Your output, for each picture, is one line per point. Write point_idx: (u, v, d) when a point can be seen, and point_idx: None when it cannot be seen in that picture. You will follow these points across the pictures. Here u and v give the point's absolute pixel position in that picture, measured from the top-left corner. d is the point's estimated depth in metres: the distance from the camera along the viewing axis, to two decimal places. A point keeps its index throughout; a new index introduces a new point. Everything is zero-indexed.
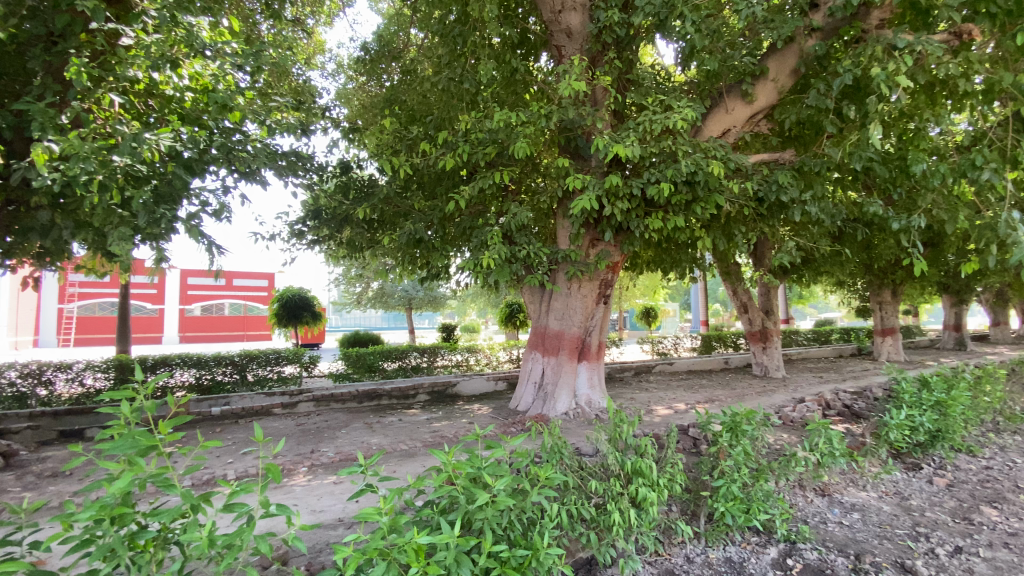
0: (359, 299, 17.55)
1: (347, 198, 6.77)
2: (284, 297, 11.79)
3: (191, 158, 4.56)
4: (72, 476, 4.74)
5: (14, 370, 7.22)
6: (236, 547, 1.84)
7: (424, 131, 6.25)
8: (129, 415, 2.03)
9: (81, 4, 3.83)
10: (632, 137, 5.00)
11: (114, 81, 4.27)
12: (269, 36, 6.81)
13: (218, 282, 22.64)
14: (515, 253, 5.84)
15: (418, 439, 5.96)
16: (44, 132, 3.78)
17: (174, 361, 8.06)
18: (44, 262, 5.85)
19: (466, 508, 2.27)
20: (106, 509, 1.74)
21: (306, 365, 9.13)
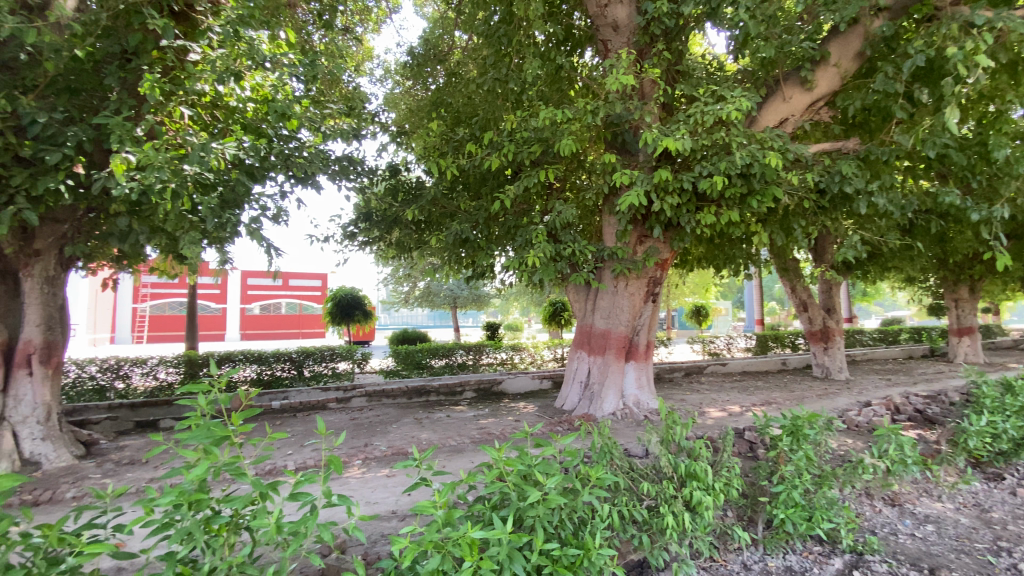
0: (406, 298, 17.98)
1: (396, 200, 6.95)
2: (336, 296, 12.24)
3: (253, 165, 4.84)
4: (148, 463, 5.11)
5: (96, 364, 7.84)
6: (301, 534, 1.93)
7: (470, 132, 6.31)
8: (204, 408, 2.15)
9: (154, 23, 4.11)
10: (682, 130, 4.86)
11: (184, 95, 4.56)
12: (322, 46, 7.08)
13: (275, 283, 23.80)
14: (560, 251, 5.80)
15: (465, 435, 6.04)
16: (122, 144, 4.07)
17: (237, 357, 8.54)
18: (121, 264, 6.33)
19: (518, 505, 2.27)
20: (184, 495, 1.86)
21: (358, 361, 9.46)
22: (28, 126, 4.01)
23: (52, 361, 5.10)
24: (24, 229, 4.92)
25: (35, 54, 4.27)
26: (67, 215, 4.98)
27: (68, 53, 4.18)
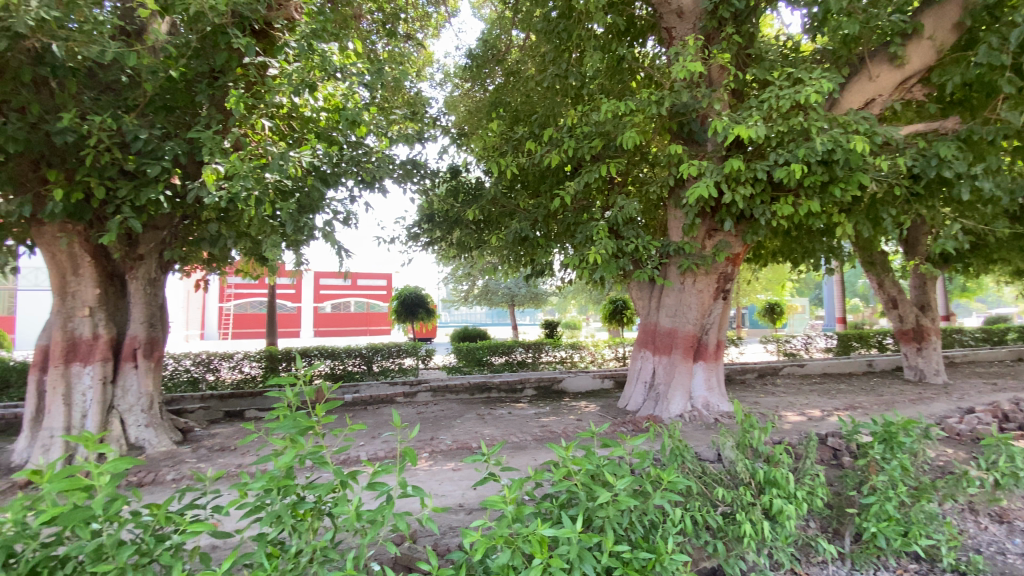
0: (466, 297, 18.31)
1: (457, 200, 7.08)
2: (401, 294, 12.68)
3: (327, 171, 5.12)
4: (237, 449, 5.52)
5: (190, 358, 8.59)
6: (378, 522, 2.01)
7: (529, 130, 6.29)
8: (291, 399, 2.29)
9: (238, 42, 4.41)
10: (755, 116, 4.60)
11: (265, 108, 4.87)
12: (385, 54, 7.33)
13: (345, 282, 25.04)
14: (623, 247, 5.66)
15: (527, 432, 6.07)
16: (212, 156, 4.42)
17: (312, 352, 9.06)
18: (211, 266, 6.88)
19: (587, 505, 2.24)
20: (274, 480, 2.00)
21: (422, 358, 9.77)
22: (132, 142, 4.43)
23: (154, 355, 5.63)
24: (130, 235, 5.48)
25: (135, 76, 4.70)
26: (165, 223, 5.52)
27: (165, 75, 4.58)
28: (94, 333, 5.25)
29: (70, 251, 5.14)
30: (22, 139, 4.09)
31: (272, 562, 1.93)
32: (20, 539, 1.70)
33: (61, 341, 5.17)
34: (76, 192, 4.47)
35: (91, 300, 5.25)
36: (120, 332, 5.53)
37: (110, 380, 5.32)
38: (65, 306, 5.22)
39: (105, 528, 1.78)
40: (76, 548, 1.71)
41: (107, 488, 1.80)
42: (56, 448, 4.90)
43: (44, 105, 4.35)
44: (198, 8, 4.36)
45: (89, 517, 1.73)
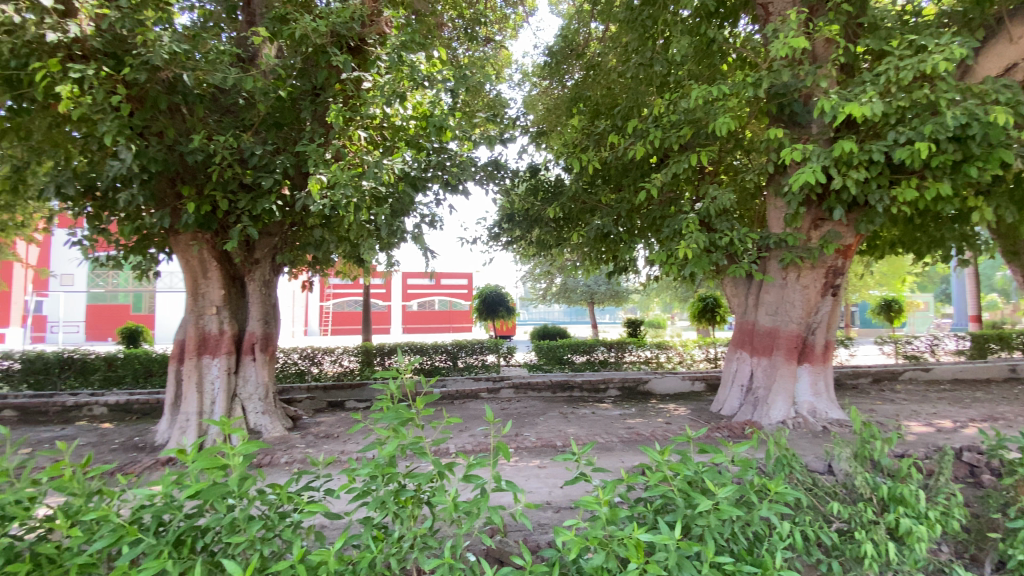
0: (545, 296, 18.31)
1: (537, 199, 7.09)
2: (482, 293, 12.98)
3: (416, 175, 5.32)
4: (339, 437, 5.97)
5: (297, 352, 9.40)
6: (474, 514, 2.07)
7: (611, 123, 6.14)
8: (393, 392, 2.42)
9: (337, 59, 4.82)
10: (870, 92, 4.15)
11: (360, 119, 5.20)
12: (466, 59, 7.51)
13: (429, 282, 26.09)
14: (715, 241, 5.35)
15: (613, 433, 5.95)
16: (317, 167, 4.80)
17: (402, 348, 9.55)
18: (314, 268, 7.48)
19: (685, 512, 2.14)
20: (379, 467, 2.13)
21: (504, 355, 9.93)
22: (249, 158, 4.92)
23: (269, 349, 6.22)
24: (248, 242, 6.09)
25: (250, 98, 5.20)
26: (277, 230, 6.09)
27: (274, 94, 5.04)
28: (221, 329, 5.91)
29: (200, 256, 5.80)
30: (162, 159, 4.69)
31: (378, 545, 2.05)
32: (169, 509, 1.94)
33: (195, 337, 5.88)
34: (204, 204, 5.04)
35: (217, 300, 5.91)
36: (241, 328, 6.18)
37: (233, 371, 5.96)
38: (197, 305, 5.92)
39: (238, 504, 1.98)
40: (215, 519, 1.93)
41: (239, 467, 2.00)
42: (191, 431, 5.58)
43: (178, 129, 4.93)
44: (303, 30, 4.76)
45: (224, 493, 1.93)
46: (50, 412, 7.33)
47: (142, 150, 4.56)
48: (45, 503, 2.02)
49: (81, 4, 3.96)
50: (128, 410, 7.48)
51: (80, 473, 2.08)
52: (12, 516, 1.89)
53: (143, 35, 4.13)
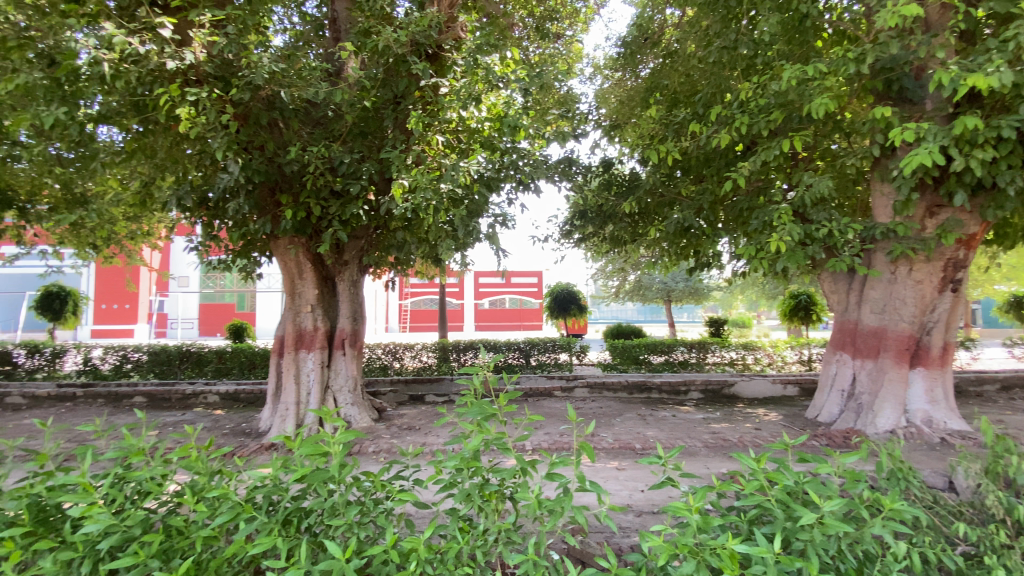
0: (617, 294, 17.89)
1: (611, 194, 6.94)
2: (554, 291, 12.93)
3: (490, 176, 5.42)
4: (421, 430, 6.23)
5: (379, 348, 9.93)
6: (558, 513, 2.06)
7: (692, 111, 5.92)
8: (477, 388, 2.47)
9: (416, 68, 5.06)
10: (1000, 58, 3.64)
11: (438, 124, 5.38)
12: (536, 57, 7.50)
13: (501, 280, 26.44)
14: (810, 233, 4.95)
15: (696, 438, 5.70)
16: (399, 172, 5.02)
17: (478, 345, 9.77)
18: (395, 268, 7.85)
19: (784, 524, 2.01)
20: (464, 461, 2.18)
21: (577, 353, 9.85)
22: (339, 166, 5.26)
23: (357, 345, 6.62)
24: (337, 244, 6.51)
25: (338, 109, 5.54)
26: (363, 233, 6.46)
27: (359, 105, 5.36)
28: (315, 326, 6.37)
29: (297, 258, 6.27)
30: (264, 171, 5.13)
31: (464, 537, 2.11)
32: (278, 490, 2.11)
33: (292, 333, 6.37)
34: (300, 211, 5.45)
35: (312, 299, 6.36)
36: (332, 325, 6.61)
37: (326, 365, 6.40)
38: (294, 304, 6.41)
39: (338, 489, 2.12)
40: (318, 502, 2.07)
41: (338, 455, 2.14)
42: (290, 420, 6.06)
43: (277, 142, 5.36)
44: (386, 43, 5.03)
45: (325, 478, 2.07)
46: (172, 399, 8.27)
47: (247, 162, 5.02)
48: (176, 480, 2.27)
49: (195, 34, 4.41)
50: (236, 399, 8.27)
51: (204, 454, 2.31)
52: (149, 490, 2.13)
53: (246, 58, 4.53)
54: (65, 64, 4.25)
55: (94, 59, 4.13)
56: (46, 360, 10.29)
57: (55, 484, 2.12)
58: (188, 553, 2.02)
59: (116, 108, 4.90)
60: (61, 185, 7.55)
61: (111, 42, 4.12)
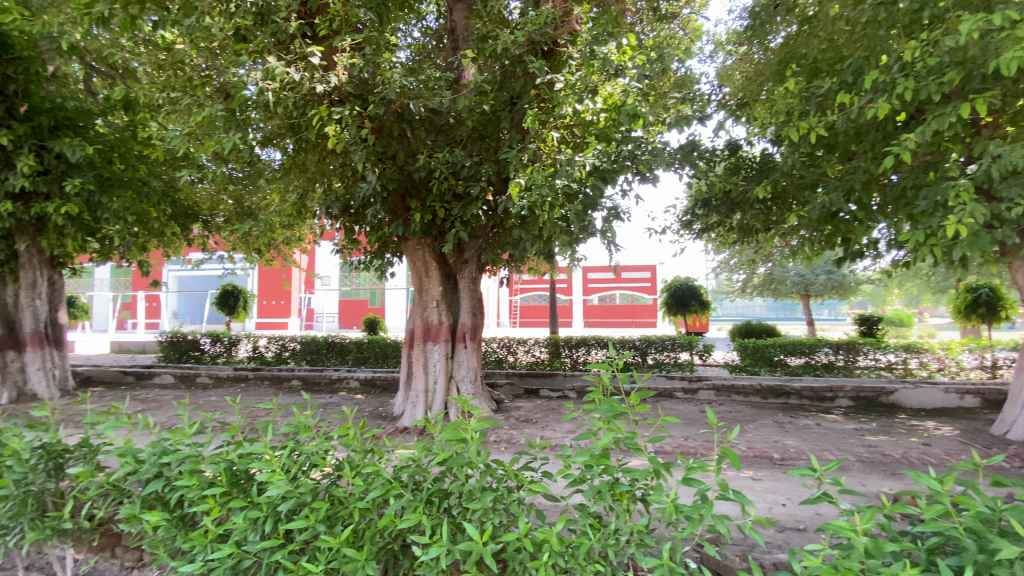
0: (744, 289, 16.52)
1: (739, 178, 6.43)
2: (671, 286, 12.33)
3: (607, 168, 5.30)
4: (538, 423, 6.34)
5: (496, 341, 10.31)
6: (697, 519, 1.96)
7: (838, 81, 5.24)
8: (605, 383, 2.41)
9: (532, 66, 5.09)
10: None
11: (554, 120, 5.39)
12: (651, 41, 7.17)
13: (613, 275, 25.94)
14: (999, 213, 4.12)
15: (846, 451, 5.07)
16: (516, 171, 5.12)
17: (592, 341, 9.67)
18: (512, 264, 8.07)
19: (977, 558, 1.68)
20: (593, 457, 2.14)
21: (700, 352, 9.30)
22: (461, 170, 5.54)
23: (477, 338, 6.95)
24: (459, 243, 6.87)
25: (459, 116, 5.83)
26: (481, 232, 6.74)
27: (479, 109, 5.59)
28: (441, 321, 6.77)
29: (423, 257, 6.70)
30: (397, 178, 5.62)
31: (596, 534, 2.10)
32: (421, 471, 2.28)
33: (421, 326, 6.84)
34: (427, 214, 5.86)
35: (437, 295, 6.78)
36: (455, 319, 7.01)
37: (451, 357, 6.80)
38: (421, 299, 6.87)
39: (475, 475, 2.23)
40: (456, 486, 2.20)
41: (474, 442, 2.25)
42: (420, 408, 6.52)
43: (406, 151, 5.77)
44: (505, 44, 5.15)
45: (464, 463, 2.20)
46: (322, 383, 9.37)
47: (382, 172, 5.51)
48: (336, 455, 2.57)
49: (339, 58, 4.92)
50: (373, 385, 9.13)
51: (358, 433, 2.58)
52: (316, 462, 2.43)
53: (381, 75, 4.94)
54: (239, 97, 5.01)
55: (261, 89, 4.81)
56: (225, 346, 12.25)
57: (243, 452, 2.51)
58: (347, 521, 2.27)
59: (277, 131, 5.65)
60: (234, 200, 8.93)
61: (274, 73, 4.76)
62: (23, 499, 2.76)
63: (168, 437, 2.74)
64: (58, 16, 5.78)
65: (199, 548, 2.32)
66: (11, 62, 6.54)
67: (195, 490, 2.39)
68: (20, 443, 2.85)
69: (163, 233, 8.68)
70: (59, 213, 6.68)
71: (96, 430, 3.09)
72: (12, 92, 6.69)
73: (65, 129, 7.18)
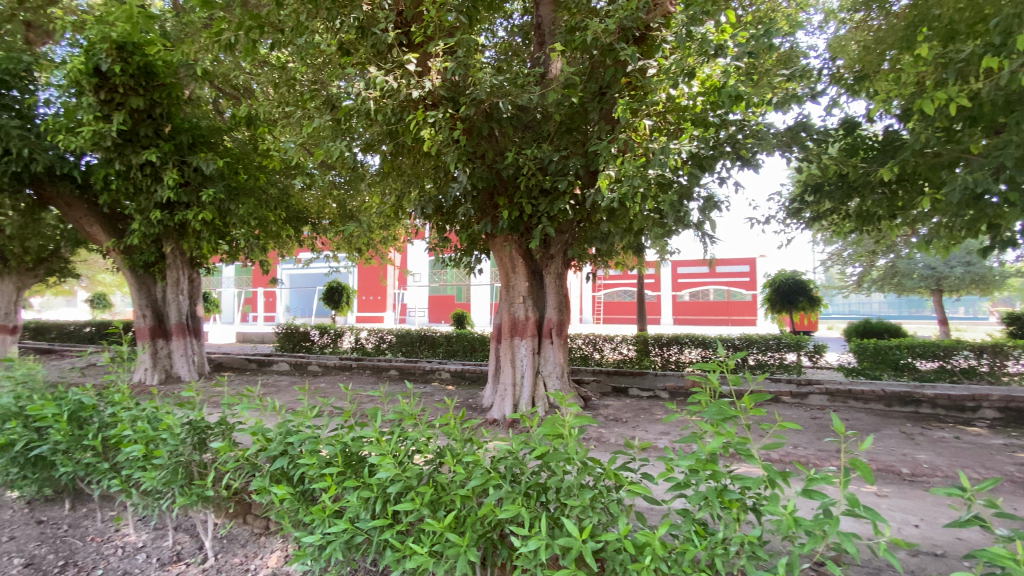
0: (859, 284, 14.87)
1: (857, 160, 5.79)
2: (775, 282, 11.36)
3: (705, 156, 5.00)
4: (629, 423, 6.19)
5: (582, 337, 10.21)
6: (819, 536, 1.78)
7: (987, 41, 4.50)
8: (713, 384, 2.26)
9: (624, 54, 4.91)
10: None
11: (645, 108, 5.19)
12: (751, 15, 6.66)
13: (706, 270, 24.55)
14: None
15: (995, 470, 4.39)
16: (606, 164, 4.99)
17: (685, 339, 9.26)
18: (600, 259, 7.93)
19: None
20: (700, 462, 2.02)
21: (809, 353, 8.54)
22: (548, 165, 5.53)
23: (563, 334, 6.92)
24: (545, 239, 6.86)
25: (547, 111, 5.81)
26: (568, 226, 6.68)
27: (567, 102, 5.58)
28: (527, 316, 6.82)
29: (510, 253, 6.77)
30: (486, 177, 5.71)
31: (701, 541, 1.99)
32: (519, 464, 2.31)
33: (508, 322, 6.93)
34: (515, 210, 5.91)
35: (523, 291, 6.84)
36: (541, 314, 7.03)
37: (537, 352, 6.83)
38: (508, 295, 6.95)
39: (573, 472, 2.21)
40: (555, 481, 2.20)
41: (572, 439, 2.23)
42: (508, 401, 6.63)
43: (495, 149, 5.86)
44: (595, 34, 5.03)
45: (562, 459, 2.19)
46: (417, 374, 9.88)
47: (472, 170, 5.64)
48: (436, 443, 2.68)
49: (433, 63, 5.11)
50: (463, 377, 9.47)
51: (458, 423, 2.67)
52: (419, 449, 2.56)
53: (472, 76, 5.04)
54: (344, 106, 5.40)
55: (363, 98, 5.14)
56: (330, 338, 13.34)
57: (355, 435, 2.71)
58: (449, 507, 2.36)
59: (375, 137, 5.99)
60: (338, 203, 9.68)
61: (375, 83, 5.08)
62: (174, 468, 3.20)
63: (291, 419, 3.02)
64: (193, 44, 6.56)
65: (318, 522, 2.54)
66: (156, 89, 7.55)
67: (315, 468, 2.62)
68: (172, 418, 3.29)
69: (279, 235, 9.60)
70: (197, 219, 7.64)
71: (231, 410, 3.49)
72: (159, 115, 7.72)
73: (200, 145, 8.17)
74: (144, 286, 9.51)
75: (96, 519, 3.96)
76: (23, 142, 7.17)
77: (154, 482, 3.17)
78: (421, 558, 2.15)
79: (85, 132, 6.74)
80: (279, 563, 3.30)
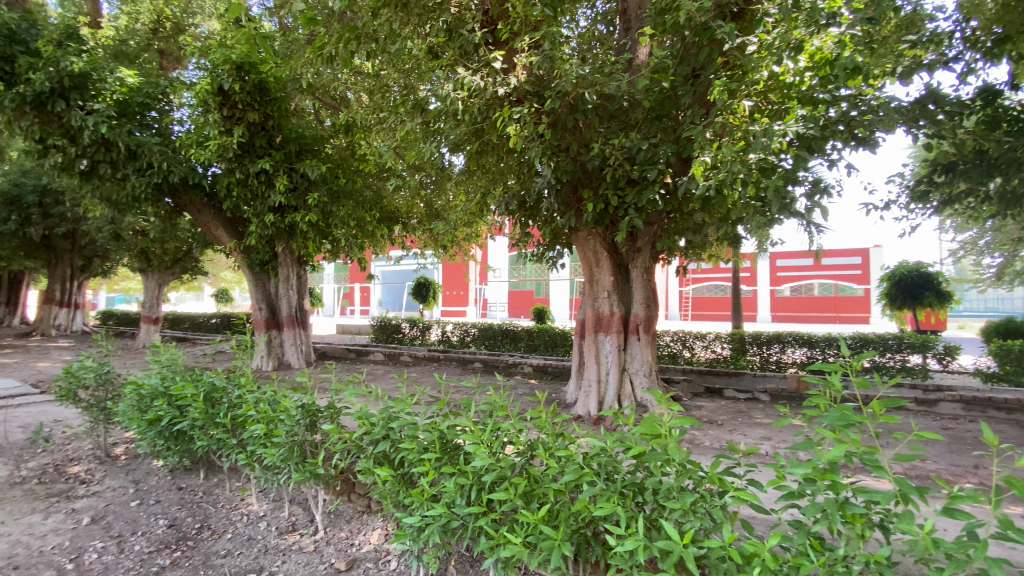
0: (1001, 277, 12.87)
1: (1002, 133, 4.99)
2: (895, 275, 10.13)
3: (813, 136, 4.54)
4: (724, 426, 5.86)
5: (670, 334, 9.83)
6: (964, 560, 1.56)
7: None
8: (833, 387, 2.05)
9: (721, 31, 4.60)
10: None
11: (744, 88, 4.82)
12: None
13: (809, 263, 22.62)
14: None
15: None
16: (701, 150, 4.71)
17: (786, 338, 8.59)
18: (691, 252, 7.56)
19: None
20: (817, 471, 1.85)
21: (937, 356, 7.56)
22: (637, 155, 5.34)
23: (650, 330, 6.69)
24: (631, 232, 6.66)
25: (634, 99, 5.63)
26: (656, 218, 6.46)
27: (657, 88, 5.36)
28: (612, 311, 6.67)
29: (595, 246, 6.66)
30: (571, 170, 5.64)
31: (819, 556, 1.83)
32: (613, 462, 2.27)
33: (592, 317, 6.83)
34: (600, 203, 5.80)
35: (608, 285, 6.69)
36: (627, 310, 6.84)
37: (623, 349, 6.67)
38: (592, 289, 6.84)
39: (672, 473, 2.12)
40: (652, 482, 2.13)
41: (671, 439, 2.14)
42: (593, 398, 6.55)
43: (580, 141, 5.76)
44: (688, 14, 4.76)
45: (661, 459, 2.11)
46: (502, 368, 10.08)
47: (557, 164, 5.60)
48: (529, 436, 2.71)
49: (519, 58, 5.13)
50: (547, 371, 9.51)
51: (550, 418, 2.67)
52: (512, 440, 2.59)
53: (557, 68, 4.99)
54: (432, 109, 5.60)
55: (451, 99, 5.28)
56: (420, 331, 13.99)
57: (451, 424, 2.81)
58: (543, 500, 2.38)
59: (462, 137, 6.14)
60: (427, 202, 10.11)
61: (463, 83, 5.19)
62: (291, 447, 3.52)
63: (393, 405, 3.19)
64: (300, 60, 7.15)
65: (418, 504, 2.67)
66: (269, 103, 8.32)
67: (415, 453, 2.75)
68: (289, 402, 3.61)
69: (374, 234, 10.22)
70: (304, 221, 8.35)
71: (338, 396, 3.75)
72: (271, 127, 8.50)
73: (305, 153, 8.90)
74: (259, 282, 10.56)
75: (225, 488, 4.47)
76: (163, 157, 8.21)
77: (274, 458, 3.50)
78: (516, 548, 2.18)
79: (212, 145, 7.60)
80: (380, 540, 3.54)
